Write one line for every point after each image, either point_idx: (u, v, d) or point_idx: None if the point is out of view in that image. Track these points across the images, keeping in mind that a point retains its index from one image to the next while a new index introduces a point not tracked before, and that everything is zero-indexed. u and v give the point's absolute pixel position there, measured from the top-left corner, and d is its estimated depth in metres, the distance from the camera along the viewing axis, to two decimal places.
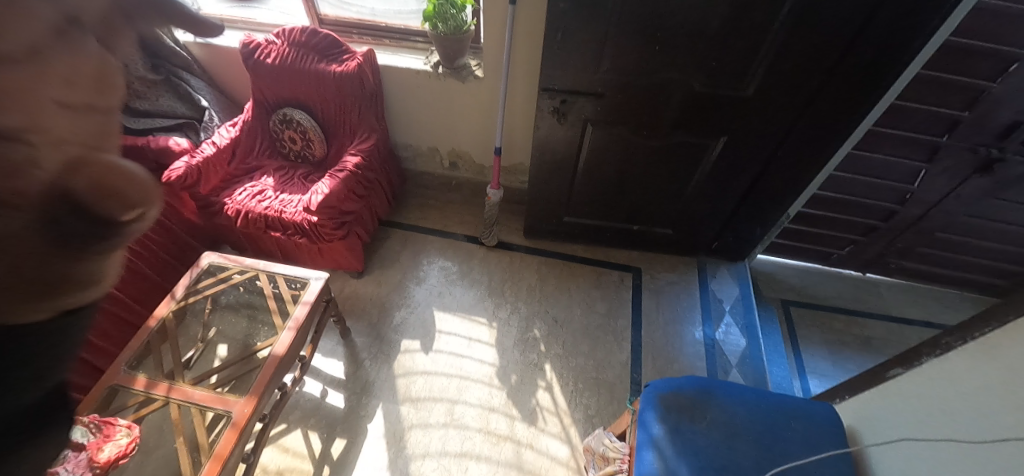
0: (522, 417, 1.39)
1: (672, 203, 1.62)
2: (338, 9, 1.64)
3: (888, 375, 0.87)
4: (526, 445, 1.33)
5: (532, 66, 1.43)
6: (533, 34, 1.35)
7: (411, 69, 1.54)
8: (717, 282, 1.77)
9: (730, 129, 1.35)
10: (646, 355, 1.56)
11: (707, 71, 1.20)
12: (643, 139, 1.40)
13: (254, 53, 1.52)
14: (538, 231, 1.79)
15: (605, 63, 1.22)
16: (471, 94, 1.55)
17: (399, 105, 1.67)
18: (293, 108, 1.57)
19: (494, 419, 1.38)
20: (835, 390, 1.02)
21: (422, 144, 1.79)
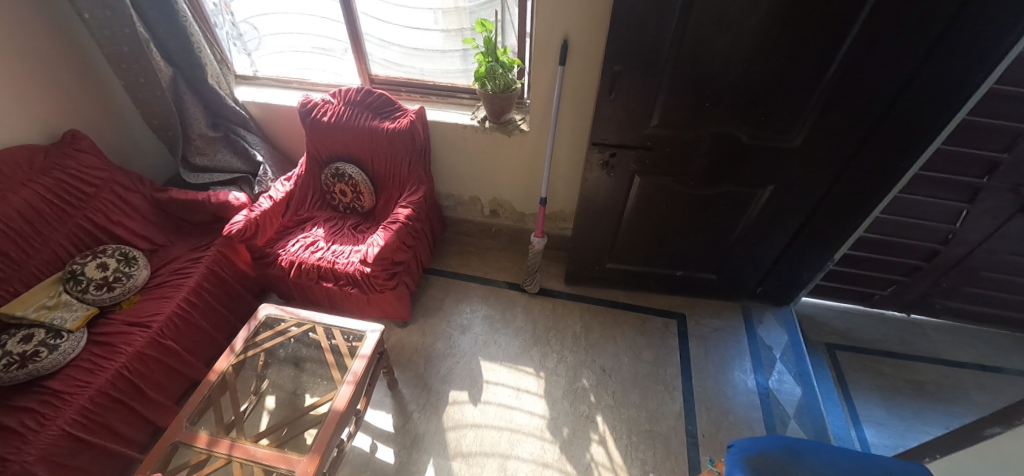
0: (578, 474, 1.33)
1: (716, 249, 1.62)
2: (388, 70, 1.74)
3: (986, 435, 0.84)
4: None
5: (578, 122, 1.50)
6: (581, 93, 1.42)
7: (458, 123, 1.61)
8: (764, 328, 1.75)
9: (776, 178, 1.37)
10: (700, 407, 1.50)
11: (755, 125, 1.25)
12: (690, 189, 1.43)
13: (312, 112, 1.61)
14: (579, 277, 1.81)
15: (655, 119, 1.27)
16: (516, 147, 1.62)
17: (444, 157, 1.73)
18: (345, 163, 1.64)
19: None
20: (924, 449, 0.99)
21: (464, 194, 1.85)
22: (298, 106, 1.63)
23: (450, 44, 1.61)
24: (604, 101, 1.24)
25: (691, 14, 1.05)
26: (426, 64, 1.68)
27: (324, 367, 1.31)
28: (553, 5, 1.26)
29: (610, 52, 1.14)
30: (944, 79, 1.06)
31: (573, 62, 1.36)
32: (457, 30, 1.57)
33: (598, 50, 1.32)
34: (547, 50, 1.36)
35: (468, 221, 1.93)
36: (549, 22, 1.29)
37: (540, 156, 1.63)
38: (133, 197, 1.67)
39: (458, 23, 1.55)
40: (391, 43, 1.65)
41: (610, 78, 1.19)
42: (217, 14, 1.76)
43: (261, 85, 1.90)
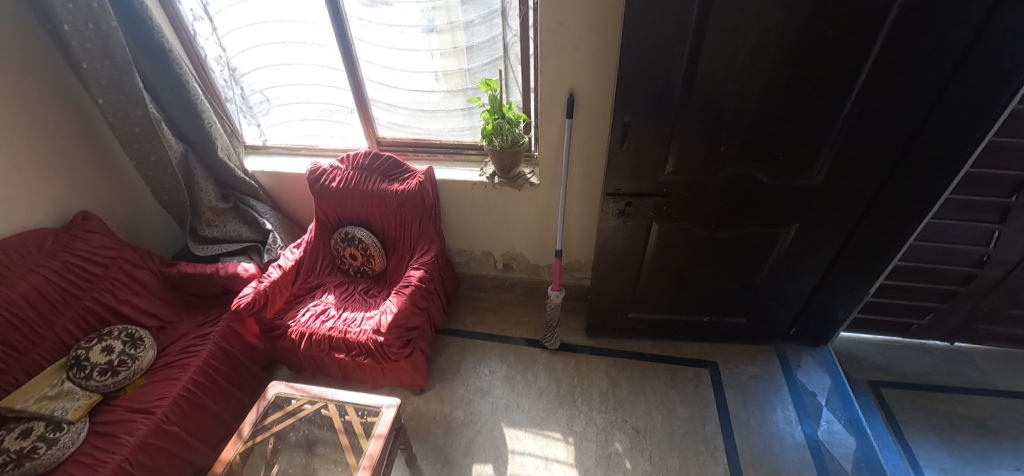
0: None
1: (744, 291, 1.55)
2: (394, 132, 1.75)
3: None
4: None
5: (589, 172, 1.49)
6: (590, 144, 1.41)
7: (467, 180, 1.60)
8: (803, 372, 1.64)
9: (801, 217, 1.32)
10: (748, 468, 1.37)
11: (772, 165, 1.21)
12: (711, 233, 1.38)
13: (320, 179, 1.61)
14: (600, 329, 1.73)
15: (669, 165, 1.24)
16: (527, 200, 1.61)
17: (455, 213, 1.72)
18: (355, 227, 1.62)
19: None
20: None
21: (477, 248, 1.83)
22: (307, 173, 1.64)
23: (455, 103, 1.63)
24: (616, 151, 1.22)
25: (698, 63, 1.05)
26: (432, 124, 1.70)
27: (337, 449, 1.21)
28: (557, 63, 1.27)
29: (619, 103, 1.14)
30: (965, 107, 1.03)
31: (580, 114, 1.36)
32: (462, 90, 1.60)
33: (605, 102, 1.32)
34: (553, 105, 1.36)
35: (482, 275, 1.92)
36: (554, 79, 1.30)
37: (552, 207, 1.62)
38: (142, 274, 1.64)
39: (462, 84, 1.58)
40: (397, 106, 1.68)
41: (620, 128, 1.18)
42: (229, 90, 1.81)
43: (271, 153, 1.93)
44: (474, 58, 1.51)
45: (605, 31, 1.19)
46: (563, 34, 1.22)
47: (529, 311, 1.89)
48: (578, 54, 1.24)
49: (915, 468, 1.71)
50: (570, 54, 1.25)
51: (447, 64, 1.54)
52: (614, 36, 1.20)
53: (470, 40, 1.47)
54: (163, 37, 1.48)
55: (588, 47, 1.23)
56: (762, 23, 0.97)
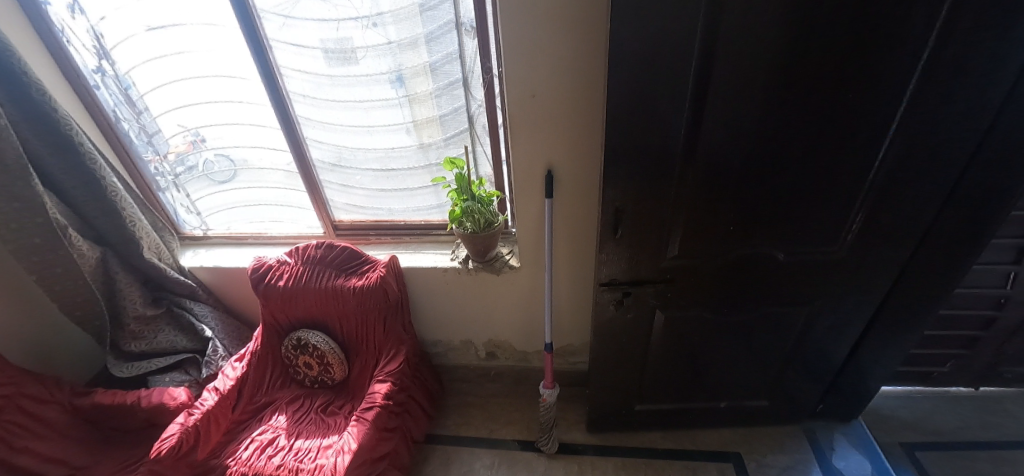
0: None
1: (764, 372, 1.35)
2: (352, 213, 1.56)
3: None
4: None
5: (574, 252, 1.30)
6: (574, 223, 1.24)
7: (437, 267, 1.41)
8: (840, 457, 1.42)
9: (824, 291, 1.15)
10: None
11: (789, 242, 1.04)
12: (724, 316, 1.18)
13: (265, 277, 1.38)
14: (604, 423, 1.50)
15: (673, 250, 1.04)
16: (507, 286, 1.42)
17: (427, 301, 1.50)
18: (308, 331, 1.38)
19: None
20: None
21: (455, 337, 1.62)
22: (248, 271, 1.40)
23: (418, 180, 1.45)
24: (609, 241, 1.01)
25: (700, 135, 0.86)
26: (394, 203, 1.52)
27: None
28: (528, 141, 1.10)
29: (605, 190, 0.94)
30: (999, 162, 0.90)
31: (559, 193, 1.18)
32: (425, 166, 1.41)
33: (588, 179, 1.15)
34: (529, 184, 1.18)
35: (463, 366, 1.71)
36: (526, 156, 1.12)
37: (538, 289, 1.42)
38: (45, 410, 1.33)
39: (425, 159, 1.40)
40: (354, 186, 1.49)
41: (614, 216, 0.96)
42: (187, 158, 1.53)
43: (214, 244, 1.70)
44: (437, 131, 1.34)
45: (581, 104, 1.02)
46: (532, 109, 1.04)
47: (520, 405, 1.66)
48: (552, 130, 1.07)
49: None
50: (543, 129, 1.07)
51: (406, 140, 1.36)
52: (592, 109, 1.03)
53: (429, 113, 1.30)
54: (69, 128, 1.26)
55: (562, 121, 1.06)
56: (764, 92, 0.82)
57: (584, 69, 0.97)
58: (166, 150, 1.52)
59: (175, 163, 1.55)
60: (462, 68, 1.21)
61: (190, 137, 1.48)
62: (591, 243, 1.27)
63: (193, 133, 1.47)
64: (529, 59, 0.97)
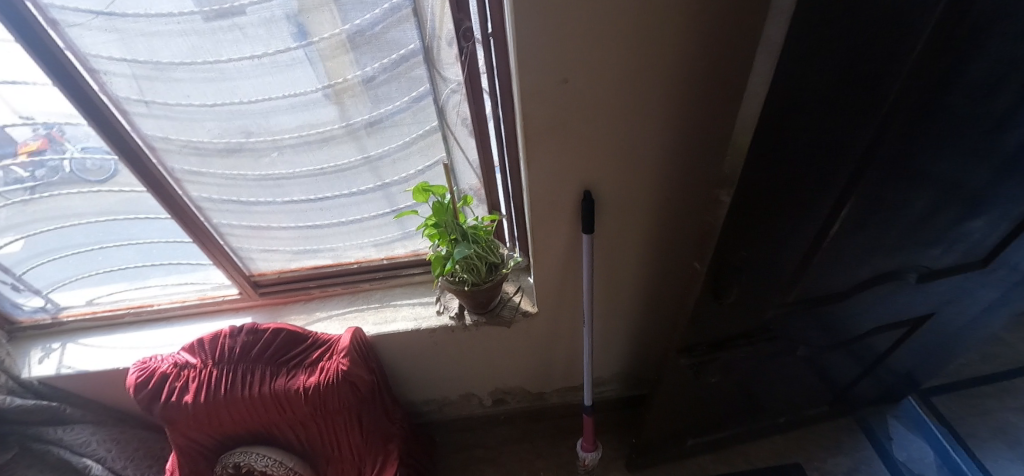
0: None
1: (832, 384, 1.13)
2: (278, 263, 1.09)
3: None
4: None
5: (607, 284, 0.97)
6: (611, 251, 0.88)
7: (421, 329, 1.01)
8: (899, 446, 1.29)
9: (940, 303, 0.88)
10: None
11: (934, 263, 0.73)
12: (816, 349, 0.90)
13: (158, 393, 0.90)
14: (649, 463, 1.26)
15: (791, 297, 0.70)
16: (519, 335, 1.07)
17: (412, 364, 1.11)
18: (248, 453, 0.94)
19: None
20: None
21: (454, 391, 1.27)
22: (127, 389, 0.90)
23: (371, 208, 0.99)
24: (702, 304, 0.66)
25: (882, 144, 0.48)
26: (340, 241, 1.06)
27: None
28: (554, 156, 0.68)
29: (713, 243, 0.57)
30: None
31: (597, 221, 0.79)
32: (377, 188, 0.95)
33: (636, 195, 0.77)
34: (553, 213, 0.78)
35: (464, 417, 1.40)
36: (548, 178, 0.72)
37: (560, 330, 1.08)
38: None
39: (375, 179, 0.93)
40: (275, 226, 1.01)
41: (722, 272, 0.61)
42: (48, 162, 0.87)
43: (73, 331, 1.15)
44: (388, 138, 0.85)
45: (641, 90, 0.61)
46: (562, 106, 0.61)
47: (542, 449, 1.36)
48: (591, 136, 0.66)
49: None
50: (577, 136, 0.66)
51: (342, 155, 0.87)
52: (658, 96, 0.62)
53: (370, 112, 0.80)
54: None
55: (609, 121, 0.64)
56: None
57: (655, 32, 0.55)
58: (18, 152, 0.85)
59: (41, 170, 0.87)
60: (422, 32, 0.71)
61: (40, 131, 0.83)
62: (633, 270, 0.94)
63: (42, 124, 0.82)
64: (563, 20, 0.52)
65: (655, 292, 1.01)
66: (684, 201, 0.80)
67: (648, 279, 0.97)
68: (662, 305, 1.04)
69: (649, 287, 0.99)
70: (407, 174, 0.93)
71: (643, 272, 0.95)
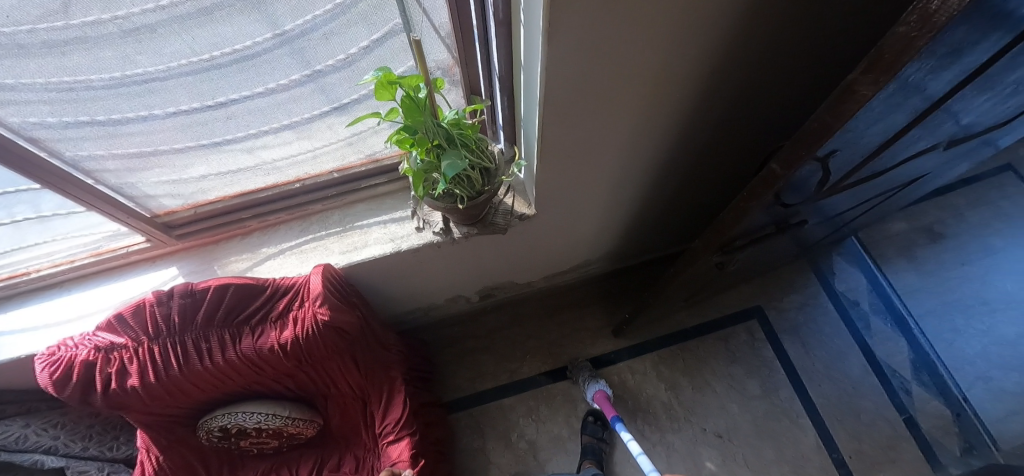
0: None
1: (810, 238, 1.16)
2: (192, 195, 0.82)
3: None
4: None
5: (618, 181, 0.82)
6: (631, 142, 0.72)
7: (402, 250, 0.82)
8: (842, 281, 1.36)
9: (948, 152, 0.83)
10: (838, 426, 1.21)
11: (976, 123, 0.69)
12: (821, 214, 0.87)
13: (91, 383, 0.72)
14: (642, 328, 1.29)
15: (841, 181, 0.66)
16: (516, 240, 0.91)
17: (390, 286, 0.93)
18: (232, 415, 0.83)
19: None
20: None
21: (432, 299, 1.10)
22: (45, 389, 0.71)
23: (304, 107, 0.71)
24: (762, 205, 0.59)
25: None
26: (266, 156, 0.79)
27: None
28: (591, 32, 0.47)
29: (820, 139, 0.46)
30: None
31: (621, 105, 0.62)
32: (307, 79, 0.66)
33: (678, 69, 0.58)
34: (575, 103, 0.59)
35: (455, 316, 1.27)
36: (574, 61, 0.51)
37: (564, 228, 0.94)
38: None
39: (300, 67, 0.64)
40: (168, 148, 0.72)
41: (812, 166, 0.51)
42: None
43: None
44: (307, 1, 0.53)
45: None
46: None
47: (533, 330, 1.29)
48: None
49: (943, 294, 1.65)
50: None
51: (244, 35, 0.56)
52: None
53: None
54: None
55: None
56: None
57: None
58: None
59: None
60: None
61: None
62: (650, 161, 0.79)
63: None
64: None
65: (667, 181, 0.88)
66: (732, 68, 0.62)
67: (664, 168, 0.83)
68: (671, 190, 0.93)
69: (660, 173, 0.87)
70: (348, 54, 0.64)
71: (658, 160, 0.81)
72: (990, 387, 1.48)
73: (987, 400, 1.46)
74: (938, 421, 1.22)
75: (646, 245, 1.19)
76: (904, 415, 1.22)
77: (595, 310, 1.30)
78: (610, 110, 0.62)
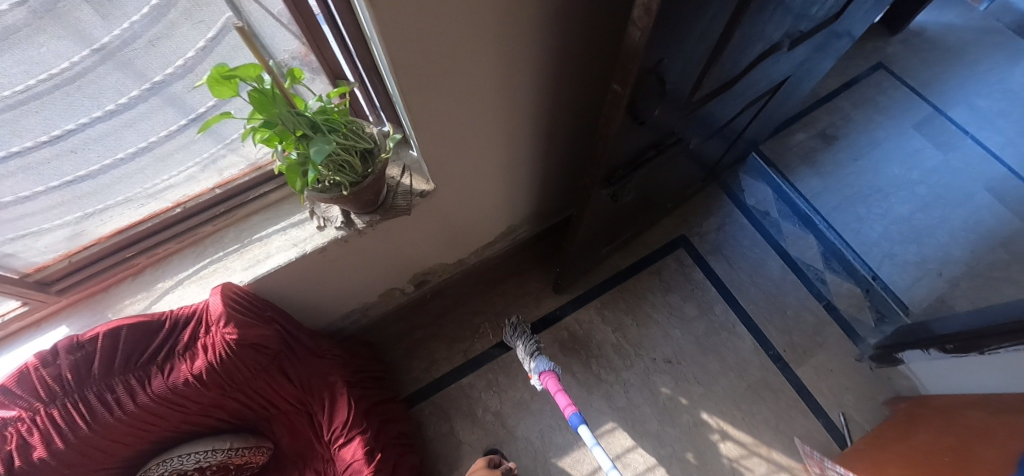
0: None
1: (709, 160, 1.24)
2: (61, 242, 0.75)
3: None
4: None
5: (506, 139, 0.83)
6: (501, 94, 0.72)
7: (305, 252, 0.79)
8: (750, 195, 1.50)
9: (798, 52, 0.90)
10: (769, 326, 1.32)
11: (804, 18, 0.75)
12: (703, 130, 0.93)
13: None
14: (580, 278, 1.35)
15: (695, 95, 0.69)
16: (429, 220, 0.91)
17: (309, 294, 0.90)
18: (166, 462, 0.78)
19: None
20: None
21: (365, 298, 1.09)
22: None
23: (157, 124, 0.67)
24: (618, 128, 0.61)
25: None
26: (136, 185, 0.74)
27: None
28: None
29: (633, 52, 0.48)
30: None
31: (473, 60, 0.62)
32: (149, 92, 0.62)
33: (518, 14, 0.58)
34: (425, 68, 0.59)
35: (399, 310, 1.27)
36: (405, 16, 0.49)
37: (475, 198, 0.95)
38: None
39: (136, 81, 0.59)
40: (11, 198, 0.64)
41: (647, 80, 0.53)
42: None
43: None
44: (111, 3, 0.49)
45: None
46: None
47: (478, 306, 1.32)
48: None
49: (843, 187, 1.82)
50: None
51: (54, 55, 0.51)
52: None
53: None
54: None
55: None
56: None
57: None
58: None
59: None
60: None
61: None
62: (530, 111, 0.80)
63: None
64: None
65: (557, 129, 0.91)
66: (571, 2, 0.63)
67: (548, 117, 0.85)
68: (566, 138, 0.96)
69: (548, 124, 0.89)
70: (186, 58, 0.60)
71: (539, 110, 0.82)
72: (895, 262, 1.67)
73: (894, 273, 1.64)
74: (851, 300, 1.36)
75: (565, 198, 1.23)
76: (823, 302, 1.35)
77: (534, 273, 1.35)
78: (464, 67, 0.62)
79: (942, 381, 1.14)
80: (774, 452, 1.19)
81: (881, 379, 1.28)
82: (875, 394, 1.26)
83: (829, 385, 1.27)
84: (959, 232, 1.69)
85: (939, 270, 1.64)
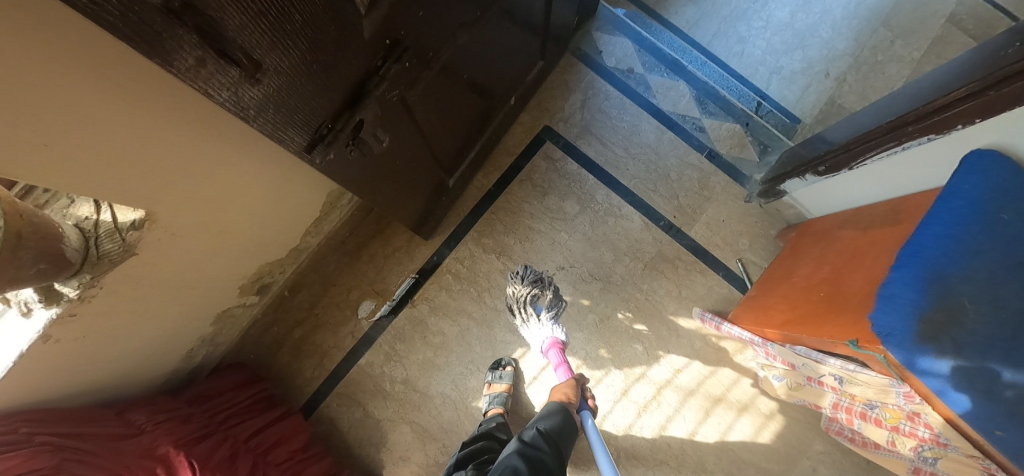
0: (647, 362, 1.21)
1: (527, 45, 1.07)
2: None
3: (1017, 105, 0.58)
4: (674, 375, 1.20)
5: (198, 124, 0.62)
6: (117, 86, 0.47)
7: (21, 354, 0.61)
8: (608, 54, 1.41)
9: None
10: (653, 197, 1.30)
11: None
12: (477, 21, 0.72)
13: None
14: (441, 219, 1.24)
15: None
16: (190, 241, 0.76)
17: (84, 377, 0.75)
18: None
19: (636, 391, 1.20)
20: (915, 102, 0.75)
21: (191, 337, 0.96)
22: None
23: None
24: (226, 96, 0.39)
25: None
26: None
27: None
28: None
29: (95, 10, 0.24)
30: None
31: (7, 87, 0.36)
32: None
33: None
34: None
35: (262, 318, 1.16)
36: None
37: (231, 194, 0.77)
38: None
39: None
40: None
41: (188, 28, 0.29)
42: None
43: None
44: None
45: None
46: None
47: (348, 282, 1.24)
48: None
49: None
50: None
51: None
52: None
53: None
54: None
55: None
56: None
57: None
58: None
59: None
60: None
61: None
62: None
63: None
64: None
65: None
66: None
67: None
68: None
69: None
70: None
71: None
72: (783, 77, 1.42)
73: (785, 88, 1.41)
74: (731, 141, 1.35)
75: None
76: (704, 153, 1.33)
77: (397, 226, 1.26)
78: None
79: (822, 202, 1.10)
80: (680, 319, 1.23)
81: (771, 213, 1.27)
82: (766, 230, 1.26)
83: (723, 236, 1.27)
84: (842, 22, 1.43)
85: (827, 70, 1.40)
